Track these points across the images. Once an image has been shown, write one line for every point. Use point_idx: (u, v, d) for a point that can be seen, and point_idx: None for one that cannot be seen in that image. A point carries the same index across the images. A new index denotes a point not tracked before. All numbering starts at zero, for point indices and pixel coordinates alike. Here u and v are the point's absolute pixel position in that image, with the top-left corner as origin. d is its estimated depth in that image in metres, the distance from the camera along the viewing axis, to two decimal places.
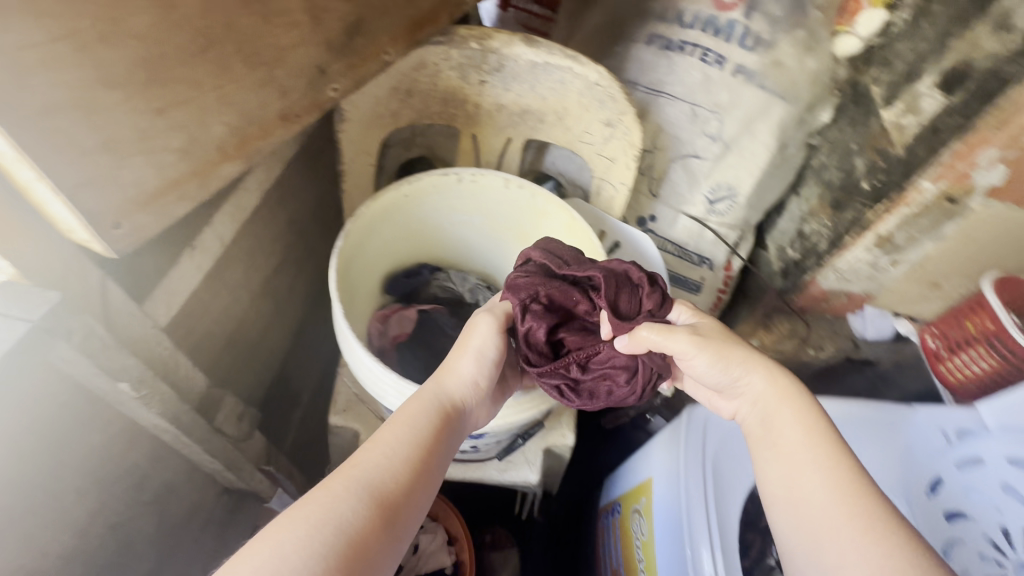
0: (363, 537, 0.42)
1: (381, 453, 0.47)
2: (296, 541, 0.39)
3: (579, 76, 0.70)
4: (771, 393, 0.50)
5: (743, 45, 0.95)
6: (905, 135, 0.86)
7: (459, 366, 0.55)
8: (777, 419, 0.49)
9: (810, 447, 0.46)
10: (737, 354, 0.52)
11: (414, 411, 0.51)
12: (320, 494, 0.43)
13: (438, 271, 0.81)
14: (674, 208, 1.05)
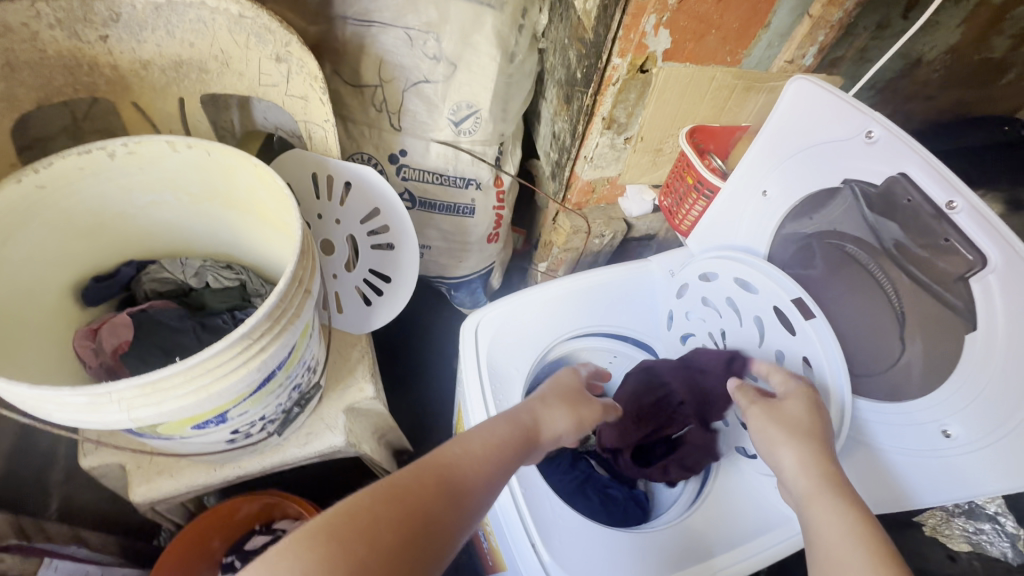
0: (438, 514, 0.49)
1: (459, 451, 0.55)
2: (383, 516, 0.45)
3: (218, 11, 0.62)
4: (825, 481, 0.51)
5: None
6: (591, 19, 0.90)
7: (552, 404, 0.66)
8: (815, 476, 0.52)
9: (841, 502, 0.49)
10: (811, 439, 0.54)
11: (500, 424, 0.60)
12: (407, 478, 0.50)
13: (150, 266, 0.72)
14: (422, 137, 1.04)
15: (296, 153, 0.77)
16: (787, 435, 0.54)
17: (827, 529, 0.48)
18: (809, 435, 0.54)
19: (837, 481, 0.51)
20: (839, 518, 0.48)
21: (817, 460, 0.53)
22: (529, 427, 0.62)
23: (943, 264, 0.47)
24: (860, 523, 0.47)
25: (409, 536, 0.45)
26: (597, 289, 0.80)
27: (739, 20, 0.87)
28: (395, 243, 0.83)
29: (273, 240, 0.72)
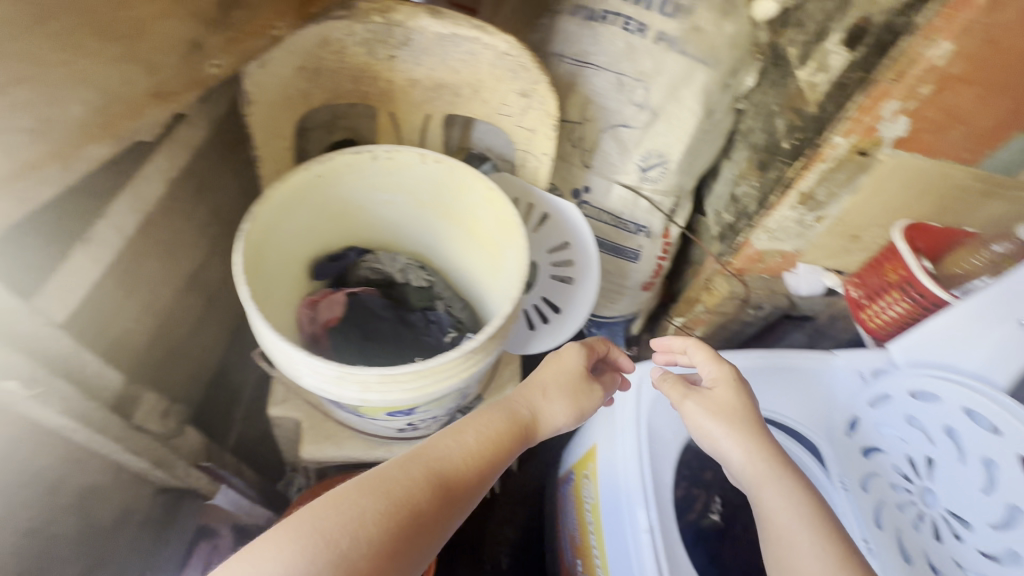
0: (426, 510, 0.48)
1: (449, 446, 0.54)
2: (371, 508, 0.46)
3: (488, 47, 0.69)
4: (770, 465, 0.56)
5: (663, 12, 0.94)
6: (817, 92, 0.87)
7: (546, 383, 0.65)
8: (750, 453, 0.57)
9: (787, 487, 0.54)
10: (748, 429, 0.59)
11: (490, 419, 0.59)
12: (395, 471, 0.50)
13: (367, 255, 0.79)
14: (607, 178, 1.06)
15: (507, 178, 0.83)
16: (727, 426, 0.59)
17: (783, 516, 0.53)
18: (741, 421, 0.59)
19: (778, 465, 0.56)
20: (784, 501, 0.54)
21: (745, 435, 0.58)
22: (519, 419, 0.61)
23: None
24: (808, 504, 0.53)
25: (398, 527, 0.46)
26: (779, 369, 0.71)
27: (995, 119, 0.79)
28: (576, 278, 0.85)
29: (477, 254, 0.77)
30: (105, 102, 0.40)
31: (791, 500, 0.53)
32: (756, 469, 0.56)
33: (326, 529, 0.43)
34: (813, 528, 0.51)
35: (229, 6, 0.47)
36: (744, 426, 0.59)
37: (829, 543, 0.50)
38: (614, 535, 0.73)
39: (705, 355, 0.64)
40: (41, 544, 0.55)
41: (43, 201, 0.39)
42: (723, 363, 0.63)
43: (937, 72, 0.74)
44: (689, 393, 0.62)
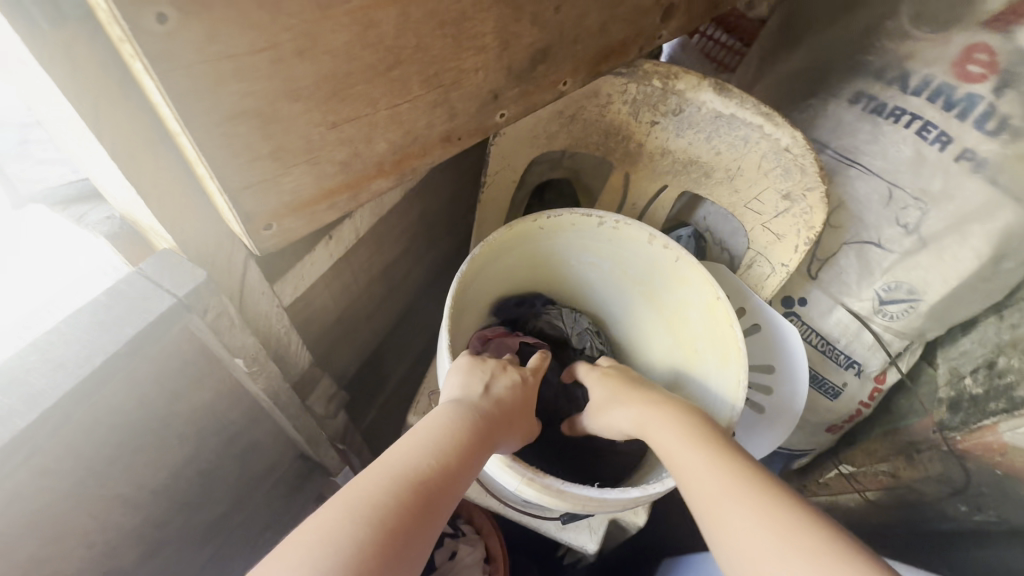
0: (411, 520, 0.35)
1: (409, 447, 0.39)
2: (346, 528, 0.33)
3: (767, 138, 0.60)
4: (651, 412, 0.50)
5: (982, 128, 0.73)
6: None
7: (490, 383, 0.49)
8: (658, 434, 0.48)
9: (688, 448, 0.45)
10: (633, 396, 0.54)
11: (447, 416, 0.43)
12: (359, 487, 0.36)
13: (550, 306, 0.74)
14: (834, 296, 0.87)
15: (721, 271, 0.72)
16: (610, 403, 0.55)
17: (687, 466, 0.44)
18: (637, 397, 0.53)
19: (656, 406, 0.50)
20: (671, 439, 0.47)
21: (646, 410, 0.51)
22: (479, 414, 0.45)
23: None
24: (692, 433, 0.46)
25: (390, 554, 0.33)
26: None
27: None
28: (765, 412, 0.72)
29: (669, 349, 0.68)
30: (405, 143, 0.39)
31: (696, 464, 0.43)
32: (660, 444, 0.47)
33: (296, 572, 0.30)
34: (723, 478, 0.41)
35: (537, 60, 0.44)
36: (647, 410, 0.51)
37: (742, 486, 0.39)
38: None
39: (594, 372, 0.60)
40: (205, 485, 0.60)
41: (325, 224, 0.39)
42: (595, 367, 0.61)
43: None
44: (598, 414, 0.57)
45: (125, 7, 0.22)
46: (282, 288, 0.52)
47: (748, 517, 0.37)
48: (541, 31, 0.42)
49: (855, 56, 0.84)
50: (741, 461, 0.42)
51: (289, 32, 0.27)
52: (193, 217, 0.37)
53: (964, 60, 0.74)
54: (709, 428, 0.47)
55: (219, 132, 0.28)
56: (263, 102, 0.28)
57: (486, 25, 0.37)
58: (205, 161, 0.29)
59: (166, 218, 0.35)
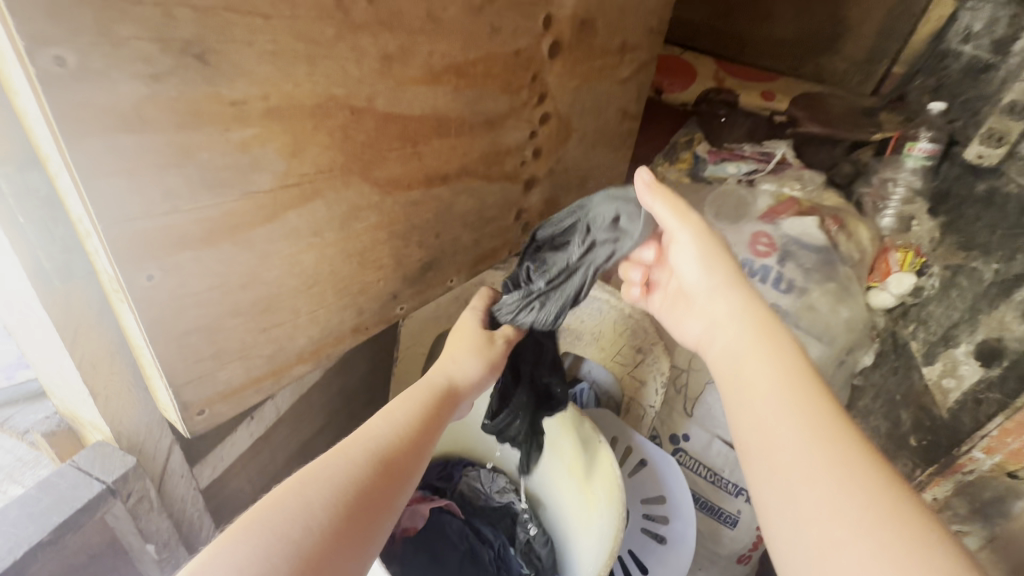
0: (368, 488, 0.43)
1: (378, 430, 0.48)
2: (319, 495, 0.41)
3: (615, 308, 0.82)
4: (742, 317, 0.49)
5: (778, 287, 1.01)
6: (948, 397, 0.84)
7: (464, 361, 0.56)
8: (783, 397, 0.43)
9: (772, 394, 0.44)
10: (721, 279, 0.51)
11: (419, 392, 0.53)
12: (336, 458, 0.44)
13: (468, 467, 0.84)
14: (709, 430, 0.99)
15: (607, 418, 0.83)
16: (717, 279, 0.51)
17: (781, 415, 0.42)
18: (735, 319, 0.50)
19: (754, 315, 0.49)
20: (777, 359, 0.46)
21: (774, 361, 0.46)
22: (455, 400, 0.54)
23: None
24: (792, 371, 0.45)
25: (349, 528, 0.40)
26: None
27: None
28: (667, 540, 0.78)
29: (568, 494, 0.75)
30: (321, 336, 0.51)
31: (781, 421, 0.42)
32: (742, 366, 0.47)
33: (268, 536, 0.38)
34: (814, 438, 0.40)
35: (426, 269, 0.60)
36: (766, 348, 0.47)
37: (835, 461, 0.38)
38: None
39: (693, 258, 0.52)
40: None
41: (249, 405, 0.47)
42: (684, 208, 0.51)
43: None
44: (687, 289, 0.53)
45: (126, 272, 0.33)
46: (200, 469, 0.56)
47: (850, 499, 0.36)
48: (427, 250, 0.59)
49: None
50: (838, 421, 0.41)
51: (236, 274, 0.40)
52: (133, 409, 0.44)
53: (754, 242, 1.04)
54: (805, 381, 0.44)
55: (174, 341, 0.38)
56: (211, 319, 0.40)
57: (383, 252, 0.53)
58: (158, 363, 0.38)
59: (111, 411, 0.43)
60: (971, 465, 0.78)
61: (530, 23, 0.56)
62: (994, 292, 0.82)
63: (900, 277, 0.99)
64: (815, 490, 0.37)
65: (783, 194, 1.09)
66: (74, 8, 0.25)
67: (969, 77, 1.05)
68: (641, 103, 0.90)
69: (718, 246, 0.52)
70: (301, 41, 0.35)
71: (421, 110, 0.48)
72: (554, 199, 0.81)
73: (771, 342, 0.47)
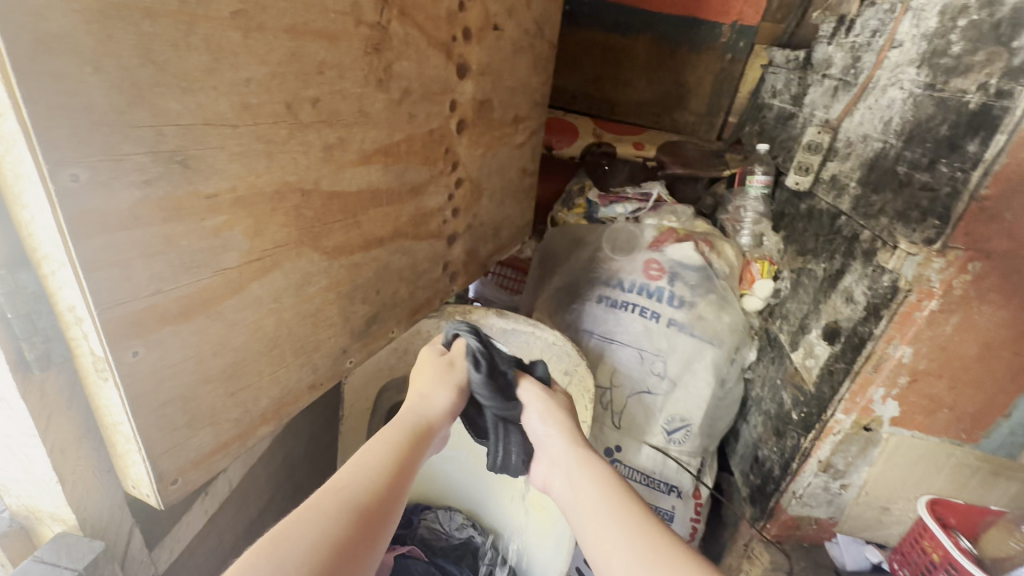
0: (346, 540, 0.45)
1: (354, 477, 0.50)
2: (293, 553, 0.42)
3: (540, 337, 0.89)
4: (572, 456, 0.58)
5: (672, 304, 1.19)
6: (812, 374, 1.03)
7: (434, 393, 0.59)
8: (609, 515, 0.51)
9: (620, 528, 0.49)
10: (562, 434, 0.60)
11: (391, 434, 0.55)
12: (309, 512, 0.45)
13: (427, 511, 0.88)
14: (639, 438, 1.18)
15: None
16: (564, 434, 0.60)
17: (609, 528, 0.50)
18: (565, 461, 0.58)
19: (582, 452, 0.58)
20: (598, 483, 0.54)
21: (596, 487, 0.54)
22: (425, 438, 0.56)
23: None
24: (611, 490, 0.53)
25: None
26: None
27: (976, 408, 0.89)
28: None
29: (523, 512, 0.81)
30: (282, 395, 0.55)
31: (631, 552, 0.47)
32: (587, 505, 0.53)
33: None
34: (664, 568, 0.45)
35: (370, 323, 0.67)
36: (589, 476, 0.56)
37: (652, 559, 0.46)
38: None
39: (540, 412, 0.61)
40: None
41: (217, 470, 0.50)
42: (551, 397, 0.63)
43: (906, 368, 0.87)
44: (537, 445, 0.61)
45: (114, 350, 0.37)
46: (159, 553, 0.56)
47: None
48: (371, 305, 0.66)
49: (591, 274, 1.28)
50: (652, 528, 0.49)
51: (209, 344, 0.44)
52: (99, 491, 0.45)
53: (647, 268, 1.22)
54: (622, 497, 0.53)
55: (154, 412, 0.41)
56: (187, 387, 0.43)
57: (333, 311, 0.58)
58: (138, 436, 0.41)
59: (79, 496, 0.44)
60: (837, 426, 0.95)
61: (440, 108, 0.67)
62: (827, 285, 1.04)
63: (762, 283, 1.21)
64: None
65: (664, 226, 1.27)
66: (88, 135, 0.31)
67: (780, 123, 1.33)
68: (536, 162, 1.05)
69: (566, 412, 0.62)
70: (261, 140, 0.43)
71: (358, 186, 0.56)
72: (473, 249, 0.91)
73: (594, 472, 0.56)
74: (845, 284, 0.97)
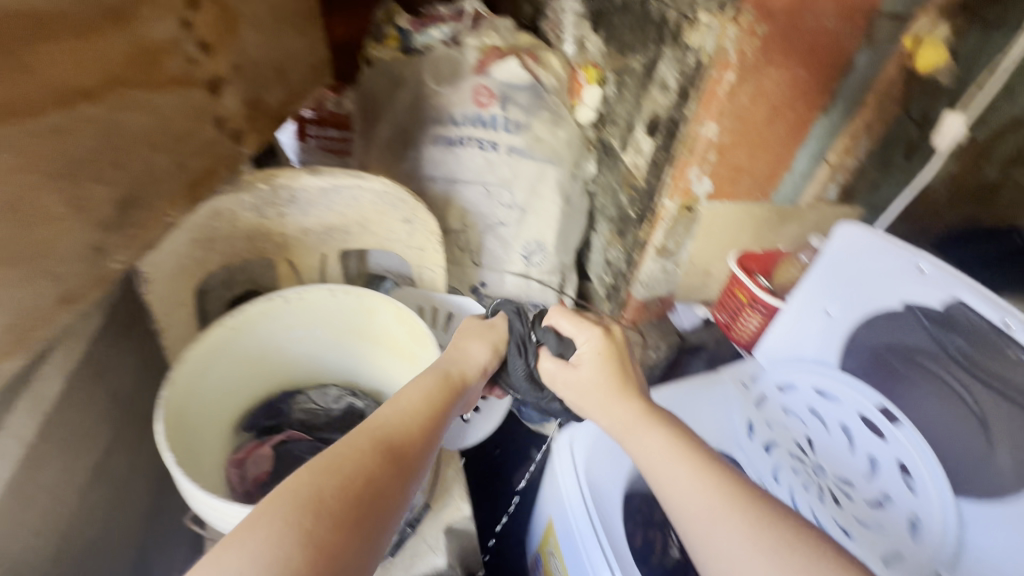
0: (377, 470, 0.47)
1: (393, 417, 0.53)
2: (329, 486, 0.44)
3: (367, 189, 0.79)
4: (630, 415, 0.58)
5: (507, 130, 1.14)
6: (640, 170, 1.09)
7: (469, 348, 0.67)
8: (672, 466, 0.52)
9: (690, 476, 0.50)
10: (615, 400, 0.60)
11: (425, 379, 0.59)
12: (346, 450, 0.48)
13: (297, 395, 0.84)
14: (498, 271, 1.22)
15: (407, 292, 0.93)
16: (607, 394, 0.61)
17: (676, 476, 0.51)
18: (617, 422, 0.59)
19: (631, 410, 0.58)
20: (659, 441, 0.54)
21: (650, 439, 0.55)
22: (456, 382, 0.61)
23: (1014, 371, 0.56)
24: (667, 439, 0.54)
25: (359, 499, 0.44)
26: (861, 277, 0.70)
27: (767, 167, 1.02)
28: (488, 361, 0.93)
29: (393, 367, 0.82)
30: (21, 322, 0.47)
31: (704, 498, 0.49)
32: (652, 460, 0.53)
33: (284, 528, 0.41)
34: (729, 508, 0.47)
35: (126, 209, 0.54)
36: (642, 429, 0.56)
37: (726, 508, 0.47)
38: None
39: (583, 381, 0.64)
40: None
41: None
42: (593, 356, 0.65)
43: (714, 145, 0.95)
44: (586, 409, 0.63)
45: None
46: None
47: (750, 536, 0.45)
48: (116, 186, 0.52)
49: (419, 114, 1.16)
50: (720, 474, 0.50)
51: None
52: None
53: (477, 97, 1.12)
54: (685, 445, 0.53)
55: None
56: None
57: (48, 200, 0.45)
58: None
59: None
60: (665, 212, 1.05)
61: None
62: (644, 79, 1.05)
63: (590, 90, 1.20)
64: (722, 543, 0.46)
65: (486, 44, 1.14)
66: None
67: None
68: None
69: (610, 371, 0.63)
70: None
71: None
72: (257, 100, 0.74)
73: (650, 424, 0.56)
74: (659, 74, 0.98)
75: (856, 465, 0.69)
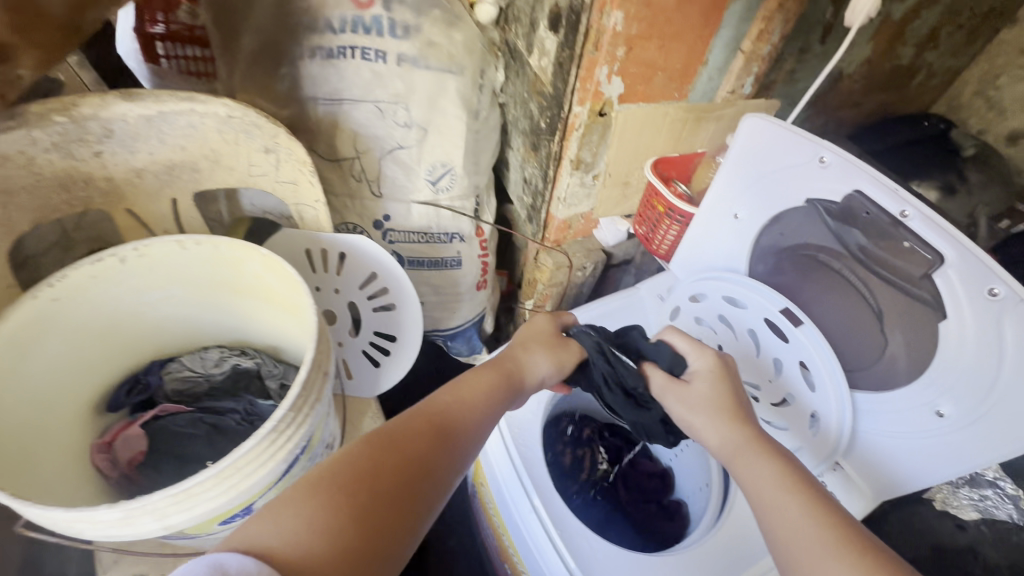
0: (422, 447, 0.47)
1: (452, 399, 0.54)
2: (381, 462, 0.44)
3: (206, 115, 0.65)
4: (738, 437, 0.57)
5: (394, 36, 0.96)
6: (547, 74, 0.97)
7: (540, 363, 0.65)
8: (773, 495, 0.49)
9: (791, 502, 0.47)
10: (722, 416, 0.59)
11: (488, 370, 0.59)
12: (401, 424, 0.49)
13: (170, 363, 0.75)
14: (403, 200, 1.12)
15: (287, 234, 0.80)
16: (712, 412, 0.60)
17: (777, 503, 0.48)
18: (722, 436, 0.58)
19: (740, 434, 0.57)
20: (762, 472, 0.52)
21: (754, 470, 0.53)
22: (517, 381, 0.61)
23: (908, 262, 0.53)
24: (775, 466, 0.52)
25: (405, 472, 0.45)
26: (767, 176, 0.65)
27: (681, 61, 0.93)
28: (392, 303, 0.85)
29: (276, 322, 0.72)
30: None
31: (805, 524, 0.45)
32: (756, 482, 0.52)
33: (333, 498, 0.40)
34: (824, 534, 0.44)
35: None
36: (750, 455, 0.55)
37: (824, 531, 0.44)
38: (512, 515, 0.73)
39: (686, 395, 0.63)
40: None
41: None
42: (709, 375, 0.64)
43: (621, 37, 0.84)
44: (688, 424, 0.62)
45: None
46: None
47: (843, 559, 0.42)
48: None
49: (285, 22, 0.95)
50: (824, 506, 0.46)
51: None
52: None
53: None
54: (795, 476, 0.51)
55: None
56: None
57: None
58: None
59: None
60: (577, 120, 0.95)
61: None
62: None
63: None
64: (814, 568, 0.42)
65: None
66: None
67: None
68: None
69: (723, 393, 0.62)
70: None
71: None
72: None
73: (761, 449, 0.55)
74: None
75: (763, 367, 0.70)
